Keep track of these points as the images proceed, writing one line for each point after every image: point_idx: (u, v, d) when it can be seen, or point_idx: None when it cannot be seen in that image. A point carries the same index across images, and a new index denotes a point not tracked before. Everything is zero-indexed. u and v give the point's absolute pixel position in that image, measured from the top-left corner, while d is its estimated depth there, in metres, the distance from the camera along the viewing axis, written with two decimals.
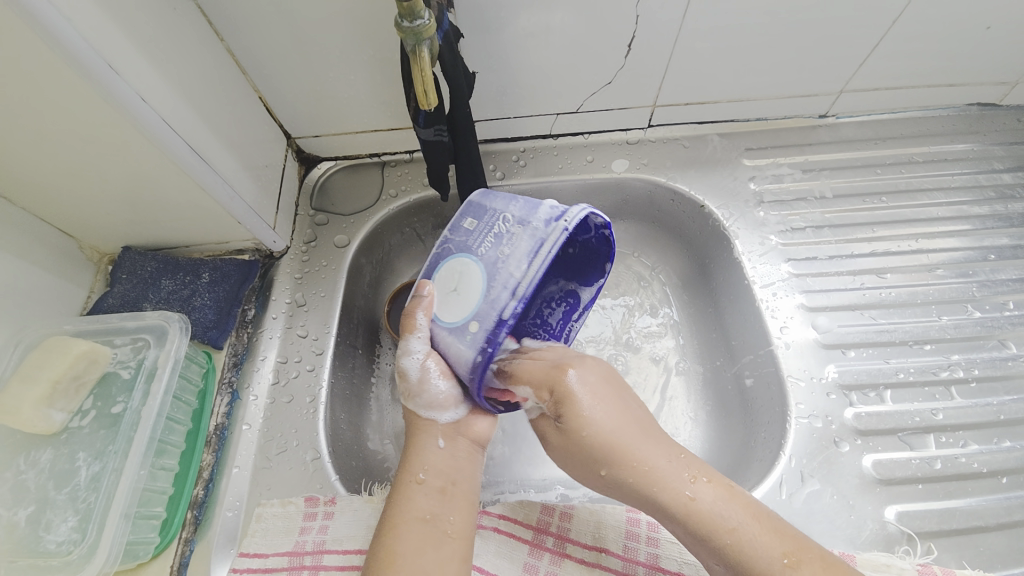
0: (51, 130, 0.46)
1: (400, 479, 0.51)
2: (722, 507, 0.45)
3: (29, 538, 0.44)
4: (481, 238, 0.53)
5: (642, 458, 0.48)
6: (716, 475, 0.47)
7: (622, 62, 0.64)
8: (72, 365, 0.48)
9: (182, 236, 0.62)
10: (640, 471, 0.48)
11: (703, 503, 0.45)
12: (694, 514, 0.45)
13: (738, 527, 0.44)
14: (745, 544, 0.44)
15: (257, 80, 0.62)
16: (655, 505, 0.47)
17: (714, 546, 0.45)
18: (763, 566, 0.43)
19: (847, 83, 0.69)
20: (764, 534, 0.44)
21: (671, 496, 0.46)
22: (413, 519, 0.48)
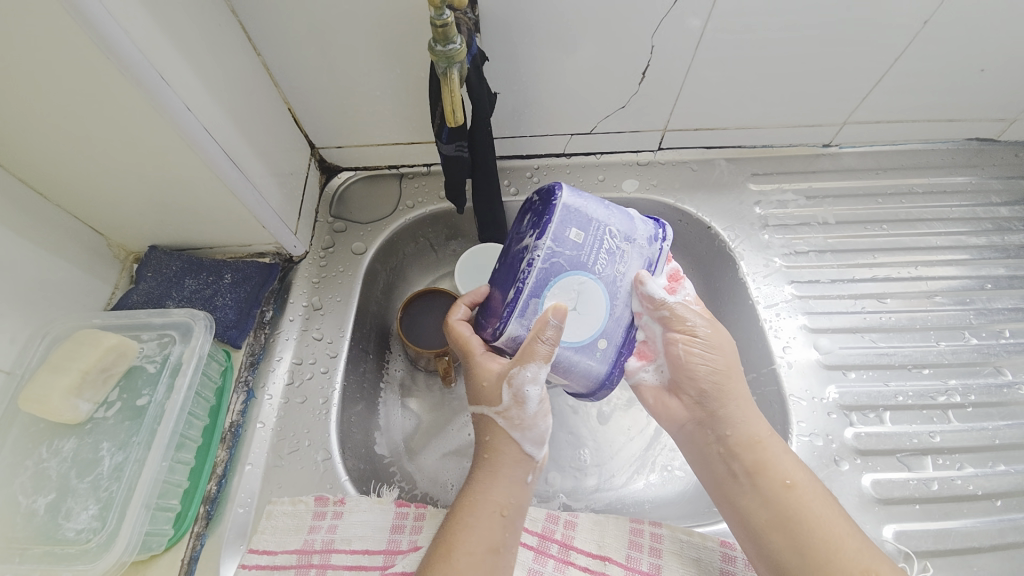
0: (97, 132, 0.48)
1: (473, 504, 0.51)
2: (786, 457, 0.52)
3: (48, 525, 0.46)
4: (594, 253, 0.48)
5: (735, 397, 0.54)
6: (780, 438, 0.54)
7: (636, 87, 0.67)
8: (103, 357, 0.50)
9: (207, 237, 0.64)
10: (728, 407, 0.54)
11: (771, 447, 0.52)
12: (765, 452, 0.52)
13: (794, 465, 0.51)
14: (797, 484, 0.50)
15: (288, 92, 0.65)
16: (733, 437, 0.53)
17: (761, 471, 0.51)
18: (810, 503, 0.49)
19: (851, 115, 0.72)
20: (809, 482, 0.50)
21: (747, 432, 0.53)
22: (482, 549, 0.48)
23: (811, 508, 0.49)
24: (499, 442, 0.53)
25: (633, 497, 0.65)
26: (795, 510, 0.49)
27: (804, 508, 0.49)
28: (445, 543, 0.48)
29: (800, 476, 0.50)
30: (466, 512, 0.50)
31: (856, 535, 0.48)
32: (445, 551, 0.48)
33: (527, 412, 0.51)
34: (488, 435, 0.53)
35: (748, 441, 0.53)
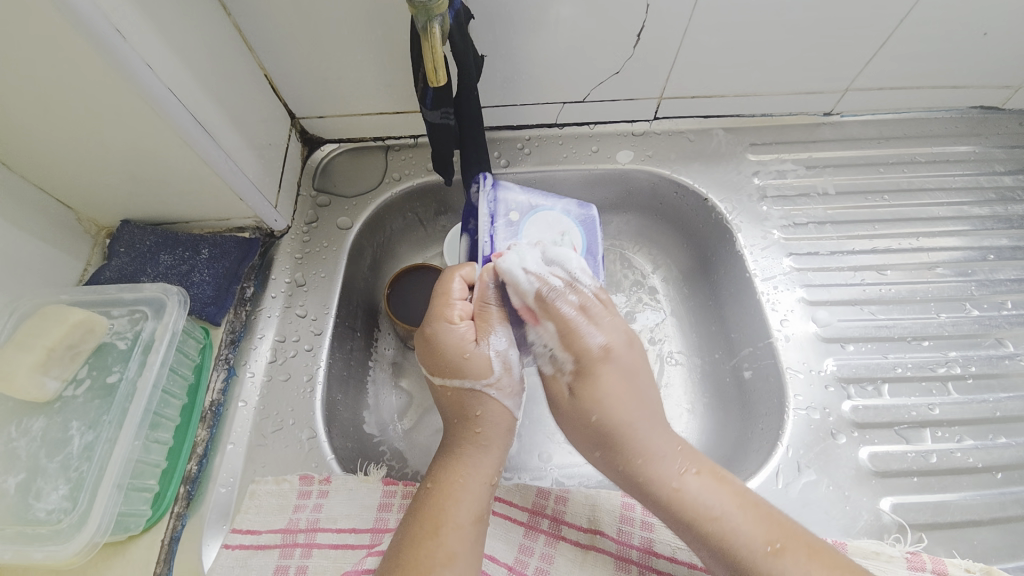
0: (51, 93, 0.45)
1: (461, 479, 0.47)
2: (712, 496, 0.46)
3: (18, 506, 0.44)
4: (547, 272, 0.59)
5: (639, 443, 0.48)
6: (706, 464, 0.49)
7: (630, 51, 0.63)
8: (69, 333, 0.48)
9: (182, 211, 0.61)
10: (631, 459, 0.48)
11: (691, 492, 0.47)
12: (682, 504, 0.47)
13: (724, 517, 0.45)
14: (733, 529, 0.45)
15: (263, 57, 0.61)
16: (644, 493, 0.48)
17: (696, 531, 0.46)
18: (751, 547, 0.44)
19: (853, 80, 0.69)
20: (750, 520, 0.45)
21: (659, 484, 0.47)
22: (470, 520, 0.46)
23: (751, 556, 0.44)
24: (492, 416, 0.50)
25: None
26: (744, 560, 0.44)
27: (744, 557, 0.44)
28: (430, 522, 0.45)
29: (738, 519, 0.45)
30: (454, 487, 0.47)
31: (816, 567, 0.43)
32: (430, 530, 0.44)
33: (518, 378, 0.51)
34: (460, 400, 0.51)
35: (662, 493, 0.47)
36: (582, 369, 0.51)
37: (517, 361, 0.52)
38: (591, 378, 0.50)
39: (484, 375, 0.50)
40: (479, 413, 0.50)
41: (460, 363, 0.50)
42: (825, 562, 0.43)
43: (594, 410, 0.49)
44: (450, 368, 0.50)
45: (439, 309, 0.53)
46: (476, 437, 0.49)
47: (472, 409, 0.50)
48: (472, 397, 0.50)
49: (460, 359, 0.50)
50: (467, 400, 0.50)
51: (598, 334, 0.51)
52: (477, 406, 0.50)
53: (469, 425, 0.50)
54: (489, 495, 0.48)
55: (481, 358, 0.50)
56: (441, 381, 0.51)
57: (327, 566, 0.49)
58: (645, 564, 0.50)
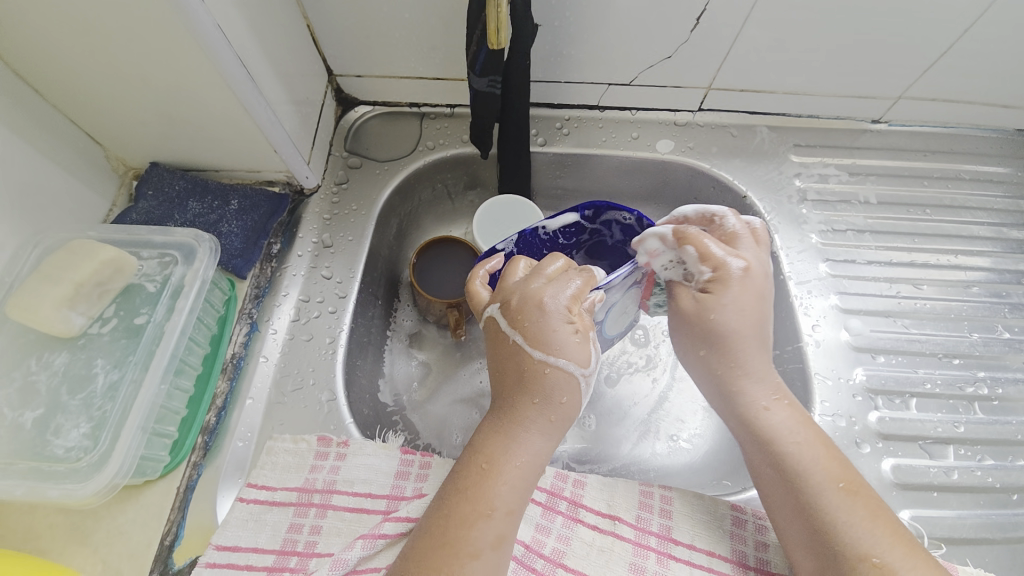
0: (96, 18, 0.43)
1: (517, 464, 0.44)
2: (793, 428, 0.48)
3: (36, 441, 0.43)
4: None
5: (739, 358, 0.49)
6: (795, 403, 0.50)
7: (686, 36, 0.61)
8: (99, 269, 0.47)
9: (214, 158, 0.59)
10: (732, 366, 0.49)
11: (775, 416, 0.48)
12: (767, 425, 0.48)
13: (802, 445, 0.47)
14: (805, 459, 0.46)
15: (308, 5, 0.59)
16: (730, 403, 0.50)
17: (772, 451, 0.47)
18: (819, 481, 0.45)
19: (908, 88, 0.67)
20: (826, 459, 0.46)
21: (748, 400, 0.49)
22: (518, 508, 0.44)
23: (819, 486, 0.45)
24: (571, 409, 0.46)
25: (639, 464, 0.64)
26: (809, 486, 0.45)
27: (811, 487, 0.45)
28: (477, 507, 0.43)
29: (806, 452, 0.46)
30: (506, 472, 0.44)
31: (882, 523, 0.43)
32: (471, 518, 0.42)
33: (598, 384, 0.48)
34: (550, 382, 0.45)
35: (747, 409, 0.49)
36: (709, 291, 0.49)
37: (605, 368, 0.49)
38: (716, 295, 0.48)
39: (585, 364, 0.46)
40: (563, 401, 0.46)
41: (565, 344, 0.45)
42: (889, 524, 0.43)
43: (717, 316, 0.48)
44: (553, 348, 0.45)
45: (552, 288, 0.47)
46: (548, 424, 0.45)
47: (557, 395, 0.45)
48: (558, 383, 0.45)
49: (565, 344, 0.45)
50: (556, 385, 0.45)
51: (736, 258, 0.49)
52: (564, 394, 0.45)
53: (547, 409, 0.45)
54: (532, 487, 0.46)
55: (583, 348, 0.46)
56: (542, 358, 0.45)
57: (341, 528, 0.49)
58: (663, 551, 0.49)
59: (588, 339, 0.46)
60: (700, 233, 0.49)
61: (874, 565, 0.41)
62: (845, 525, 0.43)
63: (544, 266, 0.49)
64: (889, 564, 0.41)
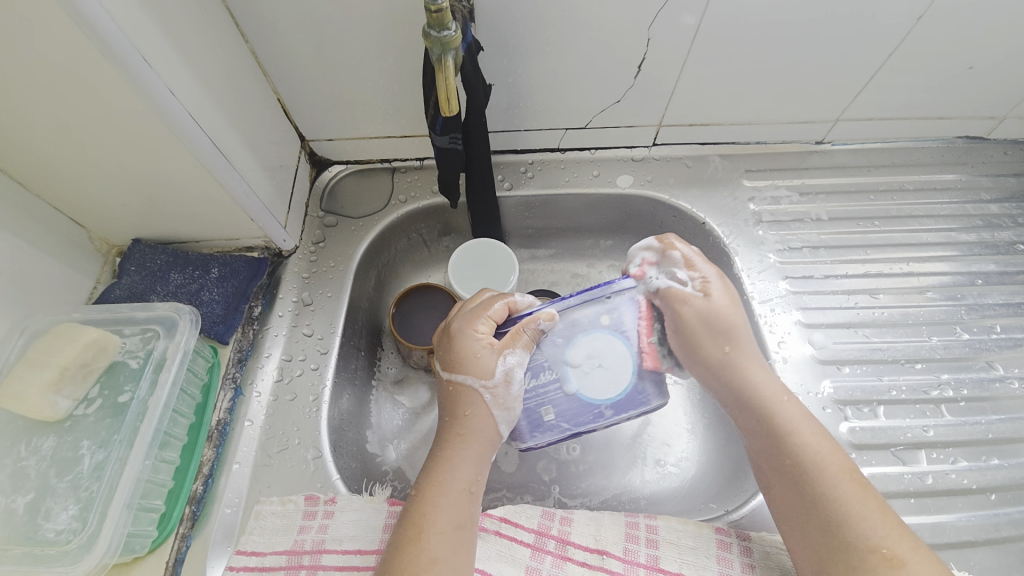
0: (76, 119, 0.46)
1: (443, 482, 0.49)
2: (804, 421, 0.51)
3: (27, 526, 0.44)
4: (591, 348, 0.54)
5: (752, 361, 0.54)
6: (798, 400, 0.53)
7: (631, 81, 0.66)
8: (82, 352, 0.49)
9: (193, 231, 0.62)
10: (749, 366, 0.54)
11: (788, 413, 0.52)
12: (783, 420, 0.51)
13: (811, 436, 0.50)
14: (814, 451, 0.49)
15: (277, 81, 0.63)
16: (739, 400, 0.53)
17: (781, 442, 0.50)
18: (829, 474, 0.48)
19: (843, 111, 0.72)
20: (832, 453, 0.49)
21: (763, 398, 0.53)
22: (452, 526, 0.47)
23: (831, 479, 0.48)
24: (479, 420, 0.52)
25: (628, 493, 0.65)
26: (811, 474, 0.48)
27: (821, 479, 0.48)
28: (415, 526, 0.47)
29: (818, 443, 0.49)
30: (436, 491, 0.49)
31: (884, 515, 0.46)
32: (415, 535, 0.46)
33: (511, 395, 0.52)
34: (458, 398, 0.53)
35: (759, 404, 0.52)
36: (708, 290, 0.54)
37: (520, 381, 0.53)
38: (714, 295, 0.54)
39: (483, 377, 0.52)
40: (468, 413, 0.52)
41: (467, 358, 0.53)
42: (891, 520, 0.46)
43: (723, 319, 0.53)
44: (456, 362, 0.53)
45: (461, 316, 0.56)
46: (461, 438, 0.51)
47: (462, 410, 0.52)
48: (468, 397, 0.52)
49: (467, 358, 0.53)
50: (460, 398, 0.53)
51: (712, 263, 0.56)
52: (468, 407, 0.52)
53: (457, 424, 0.52)
54: (471, 503, 0.49)
55: (489, 360, 0.52)
56: (447, 375, 0.53)
57: None
58: None
59: (497, 352, 0.52)
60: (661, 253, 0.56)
61: (884, 555, 0.44)
62: (852, 514, 0.46)
63: (468, 300, 0.58)
64: (896, 554, 0.44)
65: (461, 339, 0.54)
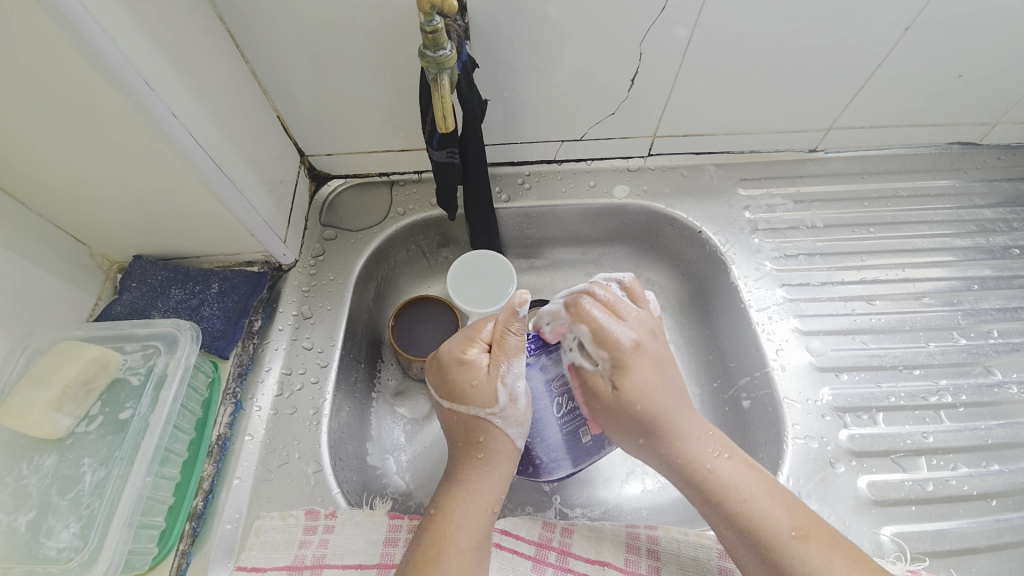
0: (78, 140, 0.47)
1: (465, 504, 0.49)
2: (738, 480, 0.49)
3: (29, 544, 0.44)
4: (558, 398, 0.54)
5: (672, 429, 0.51)
6: (738, 454, 0.52)
7: (626, 94, 0.67)
8: (83, 369, 0.49)
9: (194, 247, 0.63)
10: (669, 442, 0.51)
11: (723, 474, 0.50)
12: (718, 482, 0.49)
13: (750, 495, 0.49)
14: (757, 513, 0.48)
15: (276, 98, 0.64)
16: (680, 475, 0.51)
17: (726, 513, 0.48)
18: (774, 534, 0.47)
19: (836, 120, 0.73)
20: (776, 507, 0.48)
21: (693, 464, 0.50)
22: (470, 548, 0.47)
23: (776, 541, 0.46)
24: (495, 443, 0.51)
25: (630, 504, 0.65)
26: (759, 535, 0.47)
27: (768, 541, 0.47)
28: (435, 548, 0.46)
29: (761, 503, 0.48)
30: (457, 513, 0.49)
31: (838, 561, 0.45)
32: (434, 555, 0.46)
33: (523, 411, 0.51)
34: (471, 424, 0.52)
35: (696, 473, 0.50)
36: (619, 376, 0.51)
37: (523, 392, 0.52)
38: (626, 381, 0.50)
39: (492, 404, 0.51)
40: (483, 439, 0.51)
41: (464, 389, 0.51)
42: (847, 558, 0.45)
43: (637, 400, 0.50)
44: (458, 394, 0.51)
45: (447, 344, 0.53)
46: (478, 462, 0.51)
47: (475, 434, 0.51)
48: (472, 423, 0.52)
49: (467, 387, 0.51)
50: (474, 424, 0.52)
51: (626, 330, 0.52)
52: (481, 433, 0.51)
53: (471, 448, 0.52)
54: (490, 523, 0.50)
55: (490, 387, 0.51)
56: (448, 407, 0.53)
57: None
58: None
59: (495, 376, 0.51)
60: (588, 305, 0.52)
61: None
62: (806, 571, 0.45)
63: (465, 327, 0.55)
64: None
65: (450, 372, 0.52)
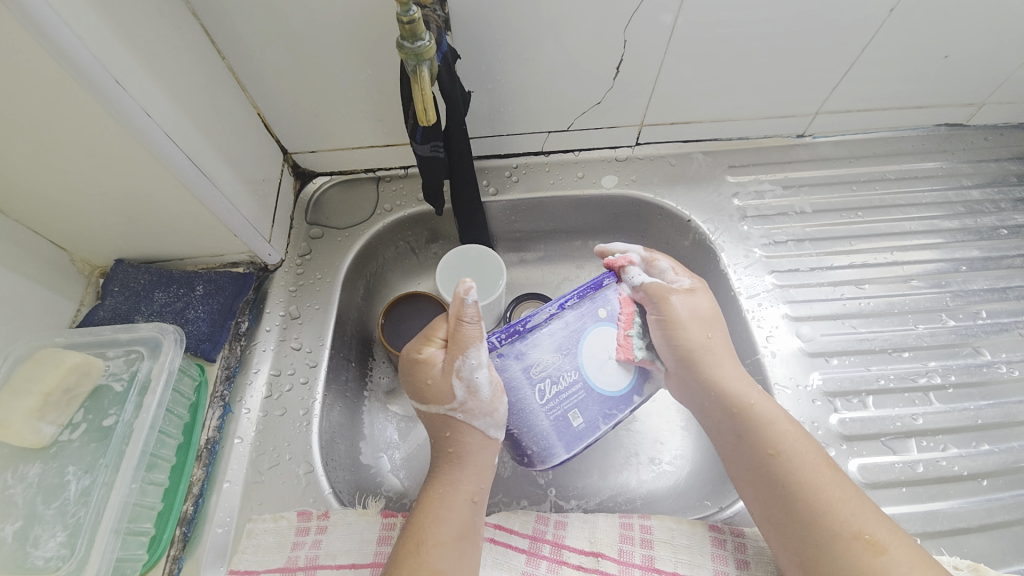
0: (50, 143, 0.46)
1: (443, 496, 0.50)
2: (778, 416, 0.52)
3: (15, 554, 0.43)
4: (558, 372, 0.52)
5: (718, 369, 0.55)
6: (778, 403, 0.55)
7: (611, 83, 0.66)
8: (65, 377, 0.49)
9: (177, 249, 0.62)
10: (716, 377, 0.55)
11: (762, 409, 0.52)
12: (762, 412, 0.52)
13: (788, 432, 0.51)
14: (794, 446, 0.50)
15: (255, 96, 0.63)
16: (717, 400, 0.54)
17: (756, 442, 0.51)
18: (803, 463, 0.49)
19: (823, 104, 0.73)
20: (804, 444, 0.51)
21: (733, 397, 0.54)
22: (452, 538, 0.47)
23: (813, 481, 0.48)
24: (462, 435, 0.52)
25: (625, 494, 0.65)
26: (783, 477, 0.49)
27: (795, 472, 0.49)
28: (415, 539, 0.47)
29: (797, 439, 0.51)
30: (435, 504, 0.49)
31: (856, 500, 0.47)
32: (415, 547, 0.47)
33: (484, 401, 0.51)
34: (439, 422, 0.53)
35: (736, 404, 0.53)
36: (676, 296, 0.56)
37: (486, 383, 0.51)
38: (699, 297, 0.58)
39: (450, 401, 0.51)
40: (449, 434, 0.53)
41: (424, 390, 0.53)
42: (864, 502, 0.48)
43: (685, 330, 0.55)
44: (421, 395, 0.53)
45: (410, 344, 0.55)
46: (450, 457, 0.52)
47: (443, 429, 0.53)
48: (441, 421, 0.53)
49: (426, 387, 0.52)
50: (440, 422, 0.53)
51: (688, 278, 0.59)
52: (447, 429, 0.53)
53: (443, 442, 0.53)
54: (474, 512, 0.50)
55: (446, 384, 0.51)
56: (417, 408, 0.54)
57: None
58: None
59: (450, 372, 0.51)
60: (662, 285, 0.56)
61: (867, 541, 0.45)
62: (831, 501, 0.47)
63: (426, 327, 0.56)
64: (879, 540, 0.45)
65: (412, 374, 0.54)
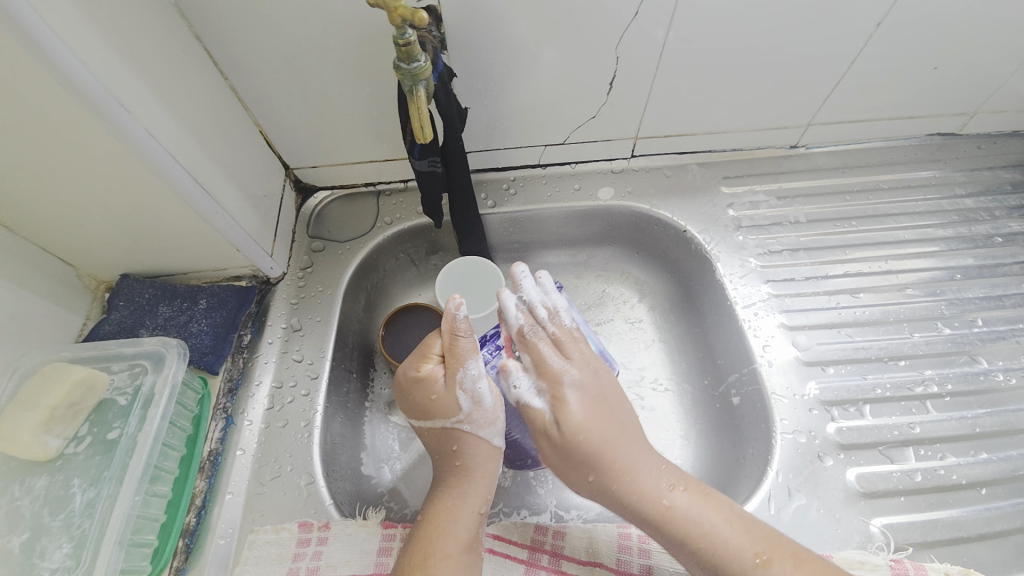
0: (59, 164, 0.47)
1: (451, 509, 0.50)
2: (698, 511, 0.48)
3: (20, 567, 0.44)
4: None
5: (622, 464, 0.50)
6: (692, 482, 0.51)
7: (605, 97, 0.68)
8: (70, 392, 0.50)
9: (181, 264, 0.63)
10: (613, 483, 0.50)
11: (680, 509, 0.49)
12: (674, 518, 0.48)
13: (711, 519, 0.48)
14: (721, 544, 0.47)
15: (258, 114, 0.64)
16: (634, 513, 0.50)
17: (690, 551, 0.48)
18: (740, 559, 0.46)
19: (815, 116, 0.74)
20: (734, 532, 0.47)
21: (648, 501, 0.49)
22: (458, 550, 0.48)
23: (741, 567, 0.46)
24: (468, 447, 0.53)
25: None
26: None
27: (735, 575, 0.46)
28: (422, 553, 0.47)
29: (726, 531, 0.47)
30: (443, 517, 0.50)
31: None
32: (422, 559, 0.47)
33: (488, 410, 0.53)
34: (444, 437, 0.54)
35: (653, 509, 0.49)
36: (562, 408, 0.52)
37: (487, 393, 0.53)
38: (571, 410, 0.52)
39: (456, 414, 0.52)
40: (456, 448, 0.53)
41: (426, 406, 0.53)
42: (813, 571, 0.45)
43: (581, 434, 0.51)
44: (422, 411, 0.54)
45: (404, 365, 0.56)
46: (458, 470, 0.52)
47: (449, 444, 0.53)
48: (444, 435, 0.54)
49: (428, 402, 0.53)
50: (446, 437, 0.54)
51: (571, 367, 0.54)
52: (455, 443, 0.53)
53: (449, 456, 0.53)
54: (479, 524, 0.50)
55: (449, 397, 0.52)
56: (418, 426, 0.55)
57: None
58: None
59: (453, 385, 0.52)
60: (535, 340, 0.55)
61: None
62: None
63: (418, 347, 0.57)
64: None
65: (412, 391, 0.54)
